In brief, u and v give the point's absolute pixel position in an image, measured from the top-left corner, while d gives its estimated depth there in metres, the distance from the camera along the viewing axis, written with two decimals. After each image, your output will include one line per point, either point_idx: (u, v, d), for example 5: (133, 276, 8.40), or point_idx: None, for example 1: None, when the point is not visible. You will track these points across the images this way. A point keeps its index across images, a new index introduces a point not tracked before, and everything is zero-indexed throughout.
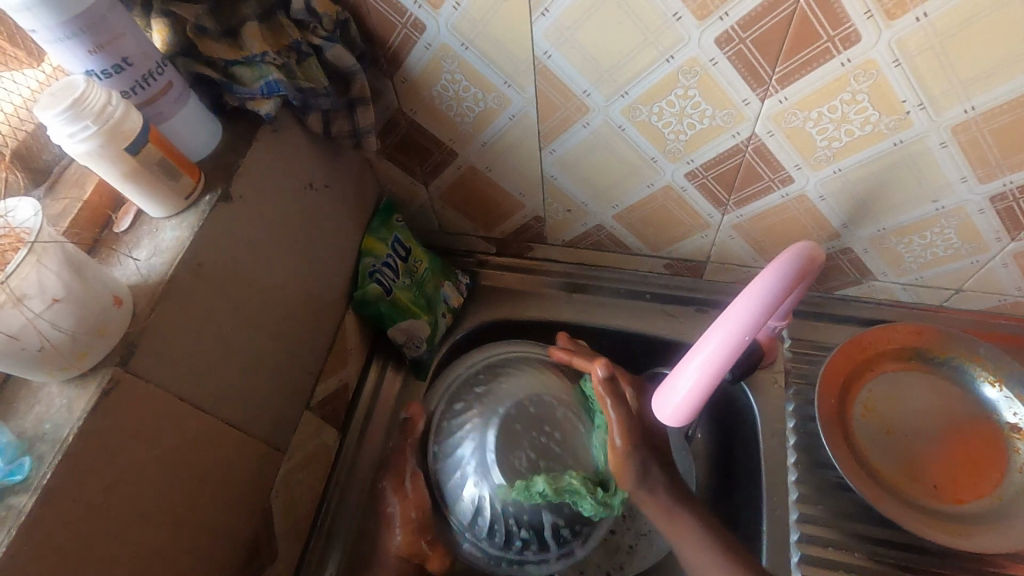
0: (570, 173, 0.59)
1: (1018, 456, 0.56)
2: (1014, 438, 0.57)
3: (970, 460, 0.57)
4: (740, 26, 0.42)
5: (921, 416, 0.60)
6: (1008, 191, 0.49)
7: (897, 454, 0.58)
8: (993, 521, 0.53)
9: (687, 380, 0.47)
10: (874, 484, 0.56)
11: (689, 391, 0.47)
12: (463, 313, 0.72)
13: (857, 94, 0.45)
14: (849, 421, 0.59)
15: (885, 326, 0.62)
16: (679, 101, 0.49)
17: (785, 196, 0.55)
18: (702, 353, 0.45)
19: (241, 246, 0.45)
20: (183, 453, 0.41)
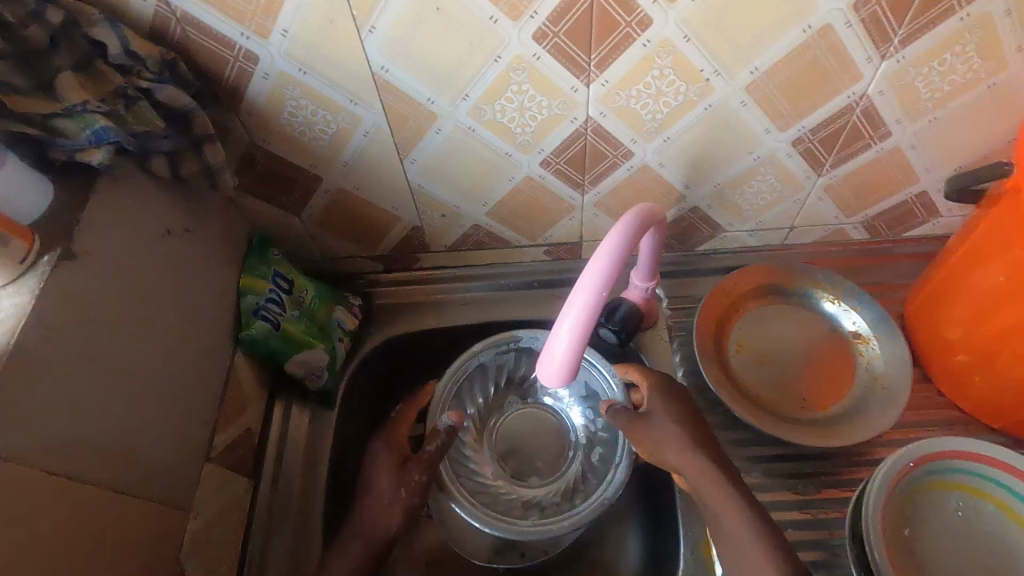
0: (437, 179, 0.62)
1: (863, 358, 0.65)
2: (857, 343, 0.66)
3: (829, 370, 0.65)
4: (551, 22, 0.47)
5: (784, 341, 0.68)
6: (804, 135, 0.58)
7: (771, 379, 0.66)
8: (854, 416, 0.61)
9: (560, 345, 0.46)
10: (756, 408, 0.62)
11: (564, 355, 0.47)
12: (361, 335, 0.73)
13: (663, 69, 0.51)
14: (727, 359, 0.66)
15: (744, 270, 0.69)
16: (517, 96, 0.53)
17: (630, 168, 0.61)
18: (570, 319, 0.45)
19: (95, 303, 0.43)
20: (65, 530, 0.39)
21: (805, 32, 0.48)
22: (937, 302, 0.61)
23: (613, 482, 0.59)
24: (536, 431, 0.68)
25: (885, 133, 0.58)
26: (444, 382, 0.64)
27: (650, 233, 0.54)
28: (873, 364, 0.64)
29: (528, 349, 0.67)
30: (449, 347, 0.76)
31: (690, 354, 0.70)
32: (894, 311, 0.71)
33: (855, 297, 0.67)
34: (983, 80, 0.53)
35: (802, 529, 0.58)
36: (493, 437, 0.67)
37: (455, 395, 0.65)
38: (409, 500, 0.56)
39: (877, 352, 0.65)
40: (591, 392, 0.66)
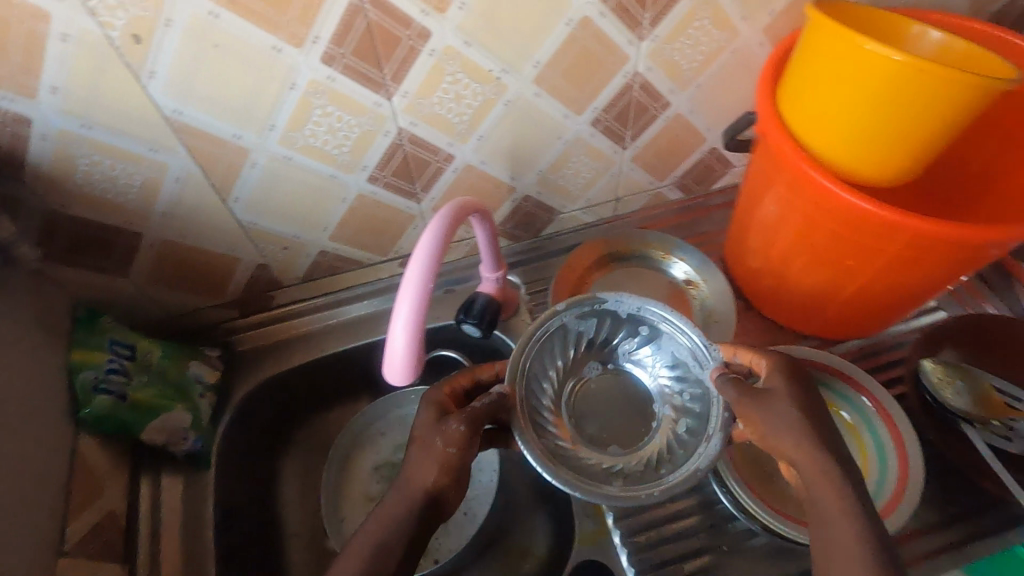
0: (268, 213, 0.62)
1: (696, 300, 0.73)
2: (690, 288, 0.74)
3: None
4: (334, 44, 0.49)
5: None
6: (599, 115, 0.65)
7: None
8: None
9: (400, 342, 0.46)
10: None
11: (406, 352, 0.46)
12: (226, 386, 0.70)
13: (455, 74, 0.55)
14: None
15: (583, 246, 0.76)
16: (324, 119, 0.54)
17: (455, 170, 0.65)
18: (401, 317, 0.45)
19: None
20: None
21: (568, 25, 0.54)
22: (741, 236, 0.70)
23: (711, 434, 0.47)
24: (610, 398, 0.57)
25: (665, 103, 0.66)
26: (524, 345, 0.51)
27: (479, 222, 0.60)
28: (705, 303, 0.73)
29: (606, 311, 0.53)
30: (324, 377, 0.76)
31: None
32: (716, 255, 0.81)
33: (680, 249, 0.76)
34: (725, 47, 0.62)
35: None
36: (571, 403, 0.56)
37: (536, 354, 0.52)
38: (450, 458, 0.46)
39: (706, 292, 0.73)
40: (687, 353, 0.52)
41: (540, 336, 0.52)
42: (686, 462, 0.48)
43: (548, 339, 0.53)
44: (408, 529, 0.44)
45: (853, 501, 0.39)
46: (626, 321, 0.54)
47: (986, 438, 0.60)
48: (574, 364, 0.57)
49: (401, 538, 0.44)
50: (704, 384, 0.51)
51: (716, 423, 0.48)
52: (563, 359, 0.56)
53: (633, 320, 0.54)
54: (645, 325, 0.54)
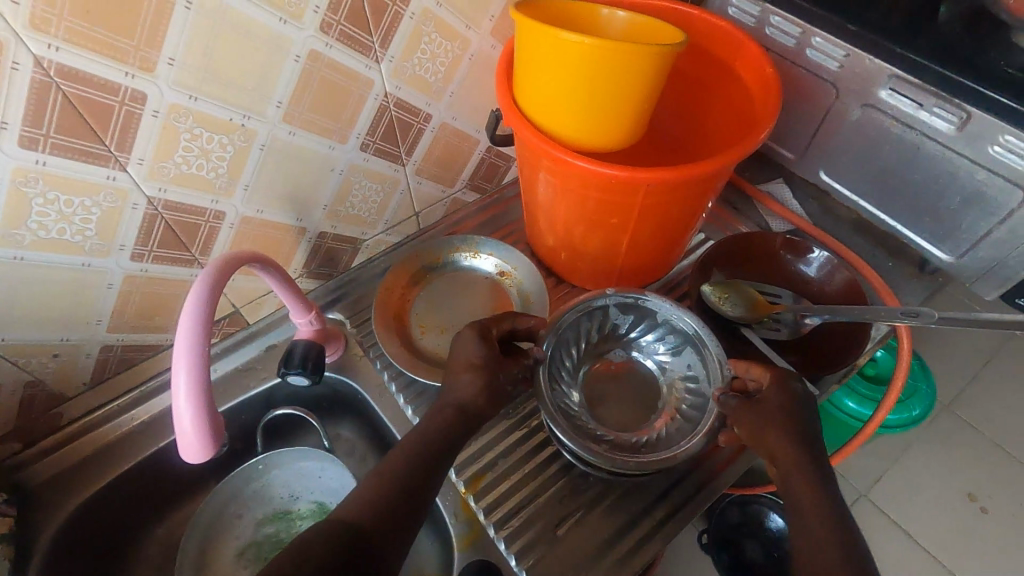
0: (15, 323, 0.54)
1: (510, 286, 0.78)
2: (502, 278, 0.79)
3: (494, 309, 0.77)
4: (31, 126, 0.45)
5: (454, 305, 0.77)
6: (365, 140, 0.66)
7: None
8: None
9: (189, 419, 0.42)
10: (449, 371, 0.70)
11: (200, 428, 0.43)
12: (24, 530, 0.60)
13: (192, 130, 0.53)
14: (414, 343, 0.73)
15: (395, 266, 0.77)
16: (48, 207, 0.49)
17: (232, 225, 0.62)
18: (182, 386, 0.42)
19: None
20: None
21: (298, 61, 0.55)
22: (531, 220, 0.76)
23: (700, 432, 0.57)
24: (622, 380, 0.67)
25: (426, 115, 0.69)
26: (568, 315, 0.64)
27: (262, 269, 0.57)
28: (519, 287, 0.77)
29: (639, 305, 0.66)
30: (153, 480, 0.68)
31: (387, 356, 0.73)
32: (522, 241, 0.86)
33: (486, 245, 0.79)
34: (462, 55, 0.67)
35: (525, 446, 0.68)
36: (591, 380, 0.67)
37: (571, 327, 0.65)
38: (497, 387, 0.57)
39: (518, 278, 0.78)
40: (692, 340, 0.64)
41: (576, 316, 0.64)
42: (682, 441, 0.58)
43: (590, 315, 0.66)
44: (415, 482, 0.50)
45: (817, 482, 0.48)
46: (647, 312, 0.66)
47: (761, 335, 0.72)
48: (587, 355, 0.67)
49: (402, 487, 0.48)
50: (708, 396, 0.60)
51: (707, 420, 0.58)
52: (582, 348, 0.67)
53: (657, 321, 0.66)
54: (649, 310, 0.65)
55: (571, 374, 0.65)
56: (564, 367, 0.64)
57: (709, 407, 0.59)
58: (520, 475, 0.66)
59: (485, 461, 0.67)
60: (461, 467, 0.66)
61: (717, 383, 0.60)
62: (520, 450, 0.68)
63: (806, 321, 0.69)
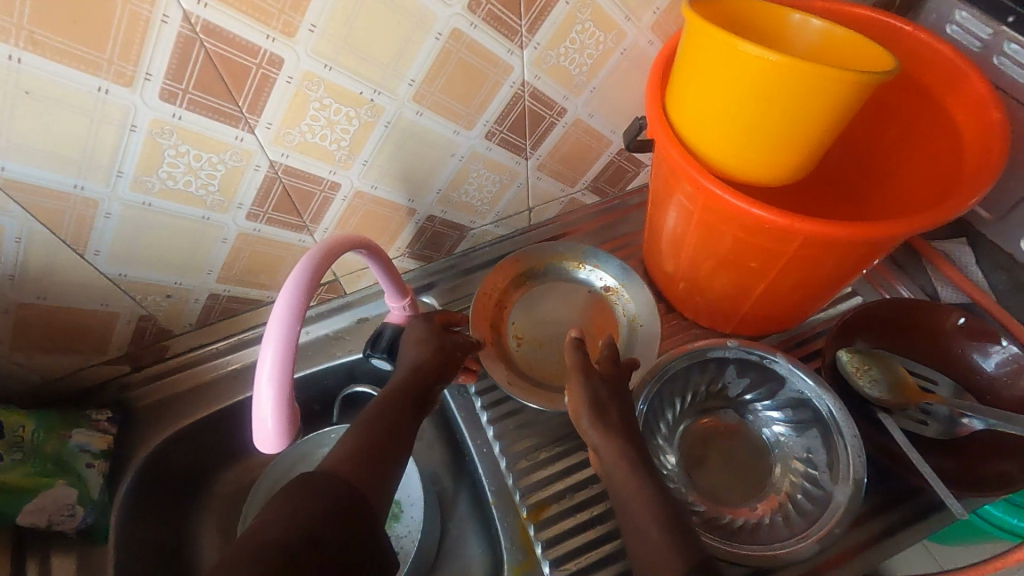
0: (136, 263, 0.56)
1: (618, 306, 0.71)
2: (610, 295, 0.72)
3: (597, 327, 0.71)
4: (172, 80, 0.44)
5: (554, 317, 0.72)
6: (492, 128, 0.61)
7: (553, 358, 0.69)
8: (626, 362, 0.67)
9: (268, 409, 0.41)
10: (546, 394, 0.66)
11: (277, 420, 0.42)
12: (121, 449, 0.65)
13: (322, 100, 0.51)
14: (509, 353, 0.69)
15: (497, 268, 0.72)
16: (179, 159, 0.50)
17: (346, 198, 0.61)
18: (266, 373, 0.41)
19: None
20: None
21: (439, 39, 0.51)
22: (653, 241, 0.68)
23: (810, 536, 0.53)
24: (728, 444, 0.63)
25: (562, 109, 0.63)
26: (679, 362, 0.61)
27: (368, 256, 0.56)
28: (628, 308, 0.71)
29: (765, 369, 0.61)
30: (236, 425, 0.71)
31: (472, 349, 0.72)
32: (637, 257, 0.79)
33: (595, 257, 0.73)
34: (614, 48, 0.60)
35: (598, 485, 0.63)
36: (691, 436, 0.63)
37: (680, 374, 0.62)
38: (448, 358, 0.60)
39: (627, 297, 0.71)
40: (818, 423, 0.58)
41: (689, 364, 0.61)
42: (788, 540, 0.53)
43: (705, 367, 0.62)
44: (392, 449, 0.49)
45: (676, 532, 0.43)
46: (770, 377, 0.61)
47: (902, 425, 0.60)
48: (692, 409, 0.64)
49: (365, 460, 0.46)
50: (827, 493, 0.55)
51: (824, 522, 0.53)
52: (686, 399, 0.63)
53: (782, 390, 0.61)
54: (777, 376, 0.61)
55: (671, 425, 0.62)
56: (665, 416, 0.62)
57: (830, 505, 0.54)
58: (587, 516, 0.61)
59: (553, 491, 0.63)
60: (527, 491, 0.63)
61: (842, 481, 0.54)
62: (593, 488, 0.63)
63: (965, 420, 0.58)
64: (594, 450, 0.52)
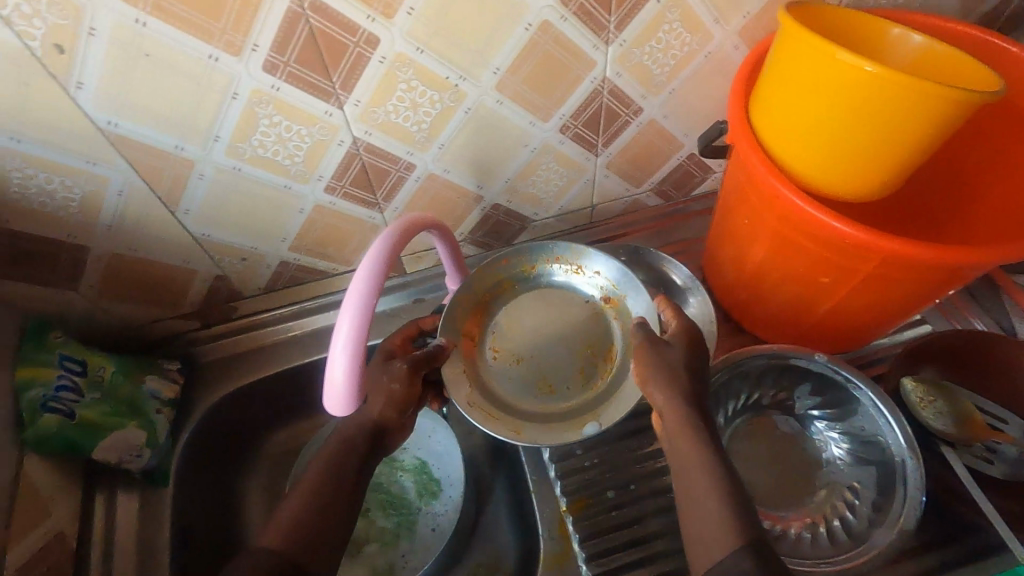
0: (220, 224, 0.59)
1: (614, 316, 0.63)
2: (609, 306, 0.64)
3: (586, 345, 0.63)
4: (276, 52, 0.46)
5: (540, 327, 0.65)
6: (567, 122, 0.62)
7: (533, 375, 0.62)
8: (590, 405, 0.60)
9: (340, 369, 0.43)
10: (511, 420, 0.59)
11: (347, 380, 0.44)
12: (187, 400, 0.69)
13: (409, 82, 0.52)
14: (482, 369, 0.62)
15: (479, 266, 0.65)
16: (271, 129, 0.52)
17: (418, 179, 0.62)
18: (342, 334, 0.43)
19: None
20: None
21: (528, 30, 0.52)
22: (715, 248, 0.68)
23: (836, 562, 0.51)
24: (780, 451, 0.62)
25: (638, 109, 0.63)
26: (758, 359, 0.59)
27: (439, 238, 0.57)
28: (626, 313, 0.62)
29: (842, 391, 0.58)
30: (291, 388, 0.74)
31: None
32: (696, 263, 0.79)
33: (593, 260, 0.64)
34: (698, 51, 0.59)
35: (638, 486, 0.63)
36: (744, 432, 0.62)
37: (753, 374, 0.60)
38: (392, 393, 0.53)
39: (625, 306, 0.63)
40: (882, 464, 0.55)
41: (767, 365, 0.60)
42: (811, 557, 0.53)
43: (782, 372, 0.60)
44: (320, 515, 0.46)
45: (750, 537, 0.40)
46: (846, 402, 0.59)
47: (964, 462, 0.57)
48: (752, 408, 0.63)
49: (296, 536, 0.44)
50: (869, 529, 0.53)
51: (851, 555, 0.52)
52: (751, 399, 0.63)
53: (854, 415, 0.58)
54: (854, 403, 0.58)
55: (728, 419, 0.62)
56: (723, 411, 0.61)
57: (864, 542, 0.52)
58: (626, 515, 0.61)
59: (594, 486, 0.63)
60: (568, 483, 0.63)
61: (886, 525, 0.52)
62: (634, 488, 0.63)
63: None
64: (659, 413, 0.49)
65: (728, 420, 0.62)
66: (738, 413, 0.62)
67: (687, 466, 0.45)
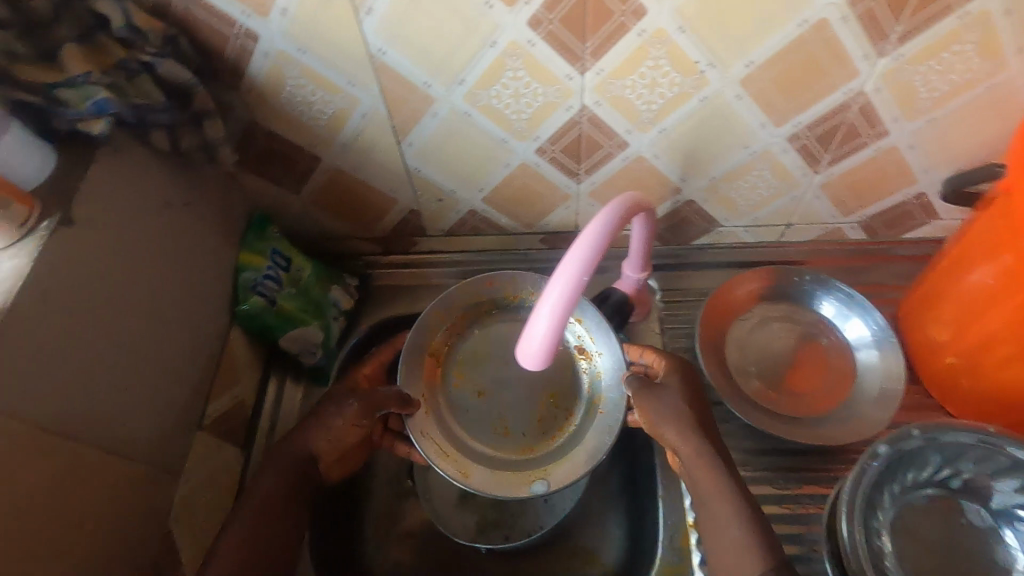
0: (433, 162, 0.63)
1: (592, 373, 0.61)
2: (581, 358, 0.62)
3: (550, 394, 0.62)
4: (546, 8, 0.47)
5: (510, 370, 0.63)
6: (800, 131, 0.58)
7: (488, 415, 0.61)
8: (545, 461, 0.58)
9: (541, 329, 0.44)
10: (463, 460, 0.57)
11: (545, 341, 0.44)
12: (358, 314, 0.75)
13: (657, 60, 0.51)
14: (443, 397, 0.61)
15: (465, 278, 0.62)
16: (512, 82, 0.53)
17: (626, 159, 0.62)
18: (550, 298, 0.43)
19: (107, 272, 0.47)
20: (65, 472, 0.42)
21: (800, 27, 0.48)
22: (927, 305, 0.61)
23: None
24: (959, 539, 0.54)
25: (883, 132, 0.58)
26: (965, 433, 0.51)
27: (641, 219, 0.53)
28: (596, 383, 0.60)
29: None
30: None
31: (681, 331, 0.71)
32: (888, 312, 0.71)
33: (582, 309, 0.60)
34: (981, 80, 0.52)
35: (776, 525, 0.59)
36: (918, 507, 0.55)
37: (955, 448, 0.52)
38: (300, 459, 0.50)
39: (597, 368, 0.61)
40: None
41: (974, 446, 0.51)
42: None
43: (987, 456, 0.52)
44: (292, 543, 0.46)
45: None
46: None
47: None
48: (936, 482, 0.55)
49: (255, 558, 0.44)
50: None
51: None
52: (939, 473, 0.54)
53: None
54: None
55: (905, 489, 0.54)
56: (904, 478, 0.54)
57: None
58: None
59: None
60: None
61: None
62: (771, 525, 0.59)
63: None
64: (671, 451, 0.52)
65: (905, 489, 0.54)
66: (917, 484, 0.55)
67: (713, 499, 0.47)
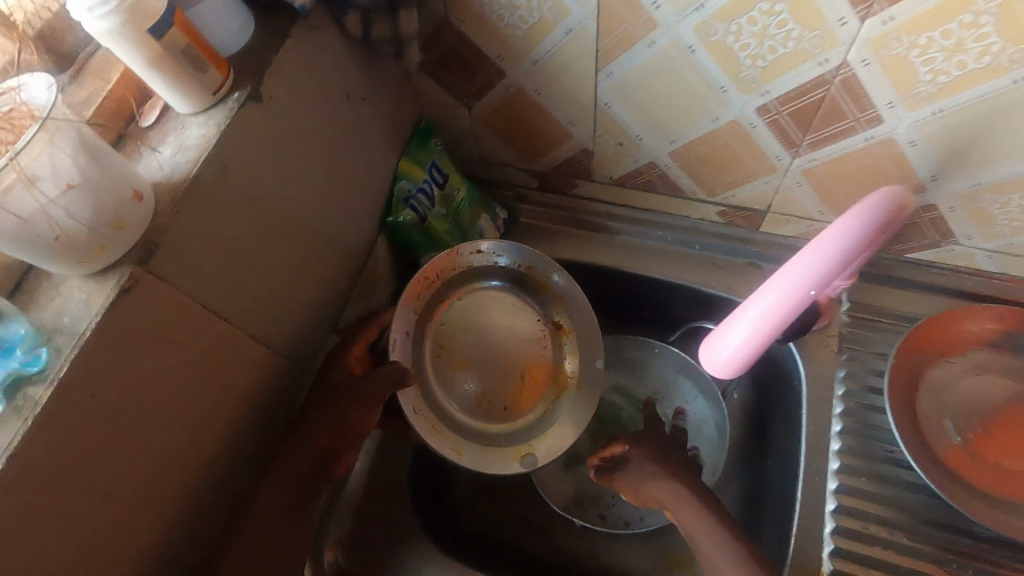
0: (627, 101, 0.54)
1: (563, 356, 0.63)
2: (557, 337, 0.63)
3: (526, 373, 0.62)
4: None
5: (490, 344, 0.61)
6: None
7: (468, 390, 0.60)
8: (528, 434, 0.60)
9: (743, 333, 0.47)
10: (454, 436, 0.57)
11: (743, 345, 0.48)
12: None
13: (978, 16, 0.38)
14: (435, 367, 0.59)
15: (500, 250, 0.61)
16: (763, 18, 0.43)
17: (869, 139, 0.49)
18: (760, 305, 0.45)
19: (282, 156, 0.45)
20: (217, 354, 0.41)
21: None
22: None
23: None
24: None
25: None
26: None
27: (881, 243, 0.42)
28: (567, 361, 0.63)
29: None
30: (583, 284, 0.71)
31: (863, 357, 0.60)
32: None
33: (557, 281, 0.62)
34: None
35: None
36: None
37: None
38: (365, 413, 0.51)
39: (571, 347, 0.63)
40: None
41: None
42: None
43: None
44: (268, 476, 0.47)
45: None
46: None
47: None
48: None
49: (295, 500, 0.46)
50: None
51: None
52: None
53: None
54: None
55: None
56: None
57: None
58: None
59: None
60: (841, 552, 0.52)
61: None
62: None
63: None
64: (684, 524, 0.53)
65: None
66: None
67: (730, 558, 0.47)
